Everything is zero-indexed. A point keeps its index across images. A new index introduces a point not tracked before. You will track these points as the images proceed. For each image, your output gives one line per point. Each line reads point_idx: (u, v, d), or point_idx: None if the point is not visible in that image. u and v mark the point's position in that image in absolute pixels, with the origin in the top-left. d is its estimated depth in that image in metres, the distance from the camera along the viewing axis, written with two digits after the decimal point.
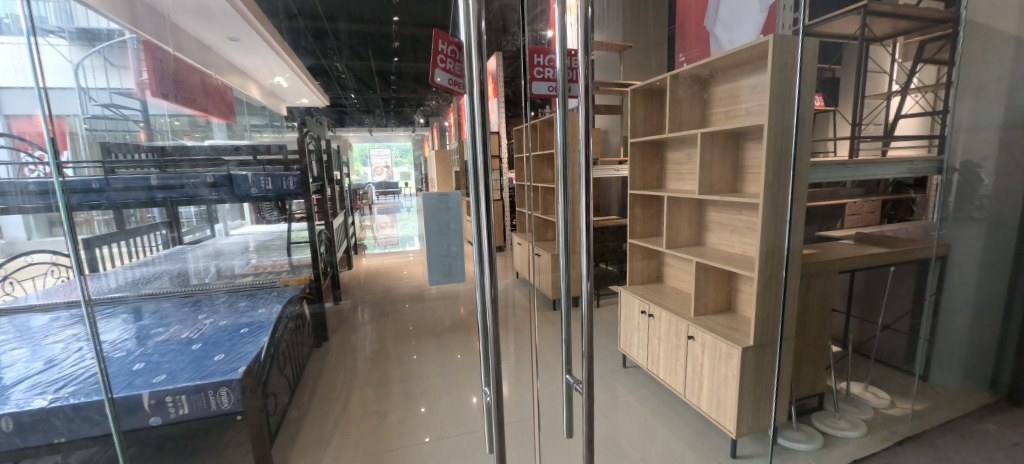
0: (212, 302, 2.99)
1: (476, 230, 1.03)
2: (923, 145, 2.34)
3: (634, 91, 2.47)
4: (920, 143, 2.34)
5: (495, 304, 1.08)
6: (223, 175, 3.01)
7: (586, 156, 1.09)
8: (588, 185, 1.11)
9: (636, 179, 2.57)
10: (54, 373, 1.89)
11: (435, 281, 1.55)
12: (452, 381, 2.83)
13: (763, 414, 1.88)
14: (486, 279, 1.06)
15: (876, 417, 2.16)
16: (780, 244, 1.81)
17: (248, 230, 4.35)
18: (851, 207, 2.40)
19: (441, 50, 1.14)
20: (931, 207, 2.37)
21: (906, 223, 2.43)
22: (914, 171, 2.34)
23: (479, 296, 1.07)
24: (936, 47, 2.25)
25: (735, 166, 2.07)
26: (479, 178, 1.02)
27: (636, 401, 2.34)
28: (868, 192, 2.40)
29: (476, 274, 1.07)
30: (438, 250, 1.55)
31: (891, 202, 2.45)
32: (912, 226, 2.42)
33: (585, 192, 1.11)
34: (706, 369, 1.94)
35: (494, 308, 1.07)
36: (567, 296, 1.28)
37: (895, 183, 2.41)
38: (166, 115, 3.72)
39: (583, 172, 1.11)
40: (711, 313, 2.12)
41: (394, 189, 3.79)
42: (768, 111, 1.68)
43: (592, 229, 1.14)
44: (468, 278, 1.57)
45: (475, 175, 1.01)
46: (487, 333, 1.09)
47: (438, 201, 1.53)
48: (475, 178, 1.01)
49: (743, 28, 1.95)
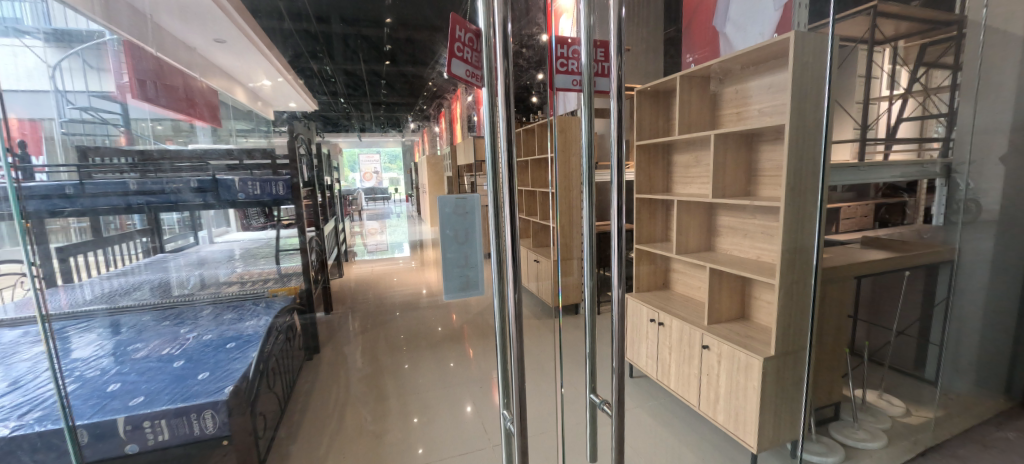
0: (196, 315, 2.81)
1: (495, 240, 0.94)
2: (916, 147, 2.20)
3: (641, 93, 2.40)
4: (913, 146, 2.20)
5: (518, 316, 0.99)
6: (210, 179, 2.91)
7: (617, 157, 1.01)
8: (619, 187, 1.02)
9: (643, 182, 2.50)
10: (18, 396, 1.71)
11: (452, 293, 1.49)
12: (450, 394, 2.69)
13: (784, 428, 1.81)
14: (508, 290, 0.95)
15: (894, 428, 2.10)
16: (801, 250, 1.74)
17: (233, 238, 4.36)
18: (845, 211, 2.22)
19: (458, 38, 1.01)
20: (922, 210, 2.24)
21: (900, 227, 2.26)
22: (908, 175, 2.23)
23: (498, 310, 0.97)
24: (940, 49, 2.17)
25: (748, 168, 1.99)
26: (502, 179, 0.92)
27: (645, 412, 2.24)
28: (861, 196, 2.22)
29: (494, 283, 0.97)
30: (454, 260, 1.45)
31: (885, 206, 2.26)
32: (906, 230, 2.27)
33: (617, 194, 1.02)
34: (723, 381, 1.86)
35: (515, 323, 0.97)
36: (589, 306, 1.19)
37: (888, 186, 2.24)
38: (148, 120, 3.65)
39: (613, 175, 1.02)
40: (725, 321, 2.04)
41: (382, 194, 3.84)
42: (791, 113, 1.61)
43: (622, 236, 1.05)
44: (485, 290, 1.49)
45: (498, 175, 0.91)
46: (510, 352, 0.99)
47: (455, 204, 1.40)
48: (495, 180, 0.92)
49: (756, 27, 1.87)
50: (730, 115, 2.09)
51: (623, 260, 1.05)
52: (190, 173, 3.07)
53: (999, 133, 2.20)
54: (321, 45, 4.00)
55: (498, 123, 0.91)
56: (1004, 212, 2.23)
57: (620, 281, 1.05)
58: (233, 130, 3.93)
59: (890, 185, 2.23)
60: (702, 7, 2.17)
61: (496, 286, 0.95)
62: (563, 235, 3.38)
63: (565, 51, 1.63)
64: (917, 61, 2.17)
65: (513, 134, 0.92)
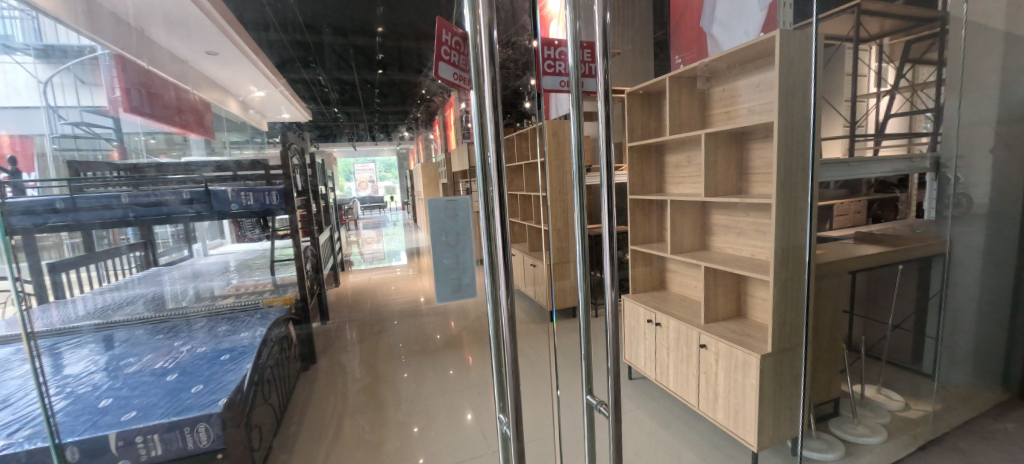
0: (189, 328, 2.79)
1: (486, 243, 0.93)
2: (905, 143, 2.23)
3: (632, 95, 2.43)
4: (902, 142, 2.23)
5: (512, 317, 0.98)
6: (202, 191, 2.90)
7: (608, 160, 1.02)
8: (609, 191, 1.02)
9: (635, 183, 2.52)
10: (8, 415, 1.69)
11: (445, 297, 1.48)
12: (449, 401, 2.67)
13: (784, 425, 1.80)
14: (501, 293, 0.95)
15: (894, 422, 2.10)
16: (796, 246, 1.75)
17: (226, 251, 3.84)
18: (839, 207, 2.19)
19: (444, 42, 1.02)
20: (914, 205, 2.26)
21: (893, 222, 2.27)
22: (896, 170, 2.24)
23: (492, 311, 0.96)
24: (924, 46, 2.19)
25: (740, 166, 2.00)
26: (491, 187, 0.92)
27: (645, 413, 2.23)
28: (853, 192, 2.20)
29: (486, 285, 0.96)
30: (447, 263, 1.45)
31: (878, 201, 2.26)
32: (900, 225, 2.28)
33: (608, 195, 1.03)
34: (722, 380, 1.85)
35: (509, 323, 0.96)
36: (583, 308, 1.19)
37: (879, 182, 2.24)
38: (139, 133, 3.59)
39: (602, 176, 1.02)
40: (721, 320, 2.04)
41: (377, 203, 3.29)
42: (778, 111, 1.63)
43: (615, 237, 1.05)
44: (479, 293, 1.48)
45: (487, 180, 0.91)
46: (503, 354, 0.98)
47: (446, 206, 1.43)
48: (486, 185, 0.92)
49: (743, 26, 1.89)
50: (720, 115, 2.11)
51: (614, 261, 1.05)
52: (183, 185, 3.05)
53: (987, 125, 2.22)
54: (313, 53, 3.75)
55: (486, 130, 0.91)
56: (994, 205, 2.25)
57: (612, 282, 1.06)
58: (225, 141, 3.47)
59: (881, 180, 2.25)
60: (690, 8, 2.17)
61: (491, 288, 0.95)
62: (558, 239, 3.39)
63: (552, 53, 1.69)
64: (903, 58, 2.22)
65: (500, 139, 0.91)
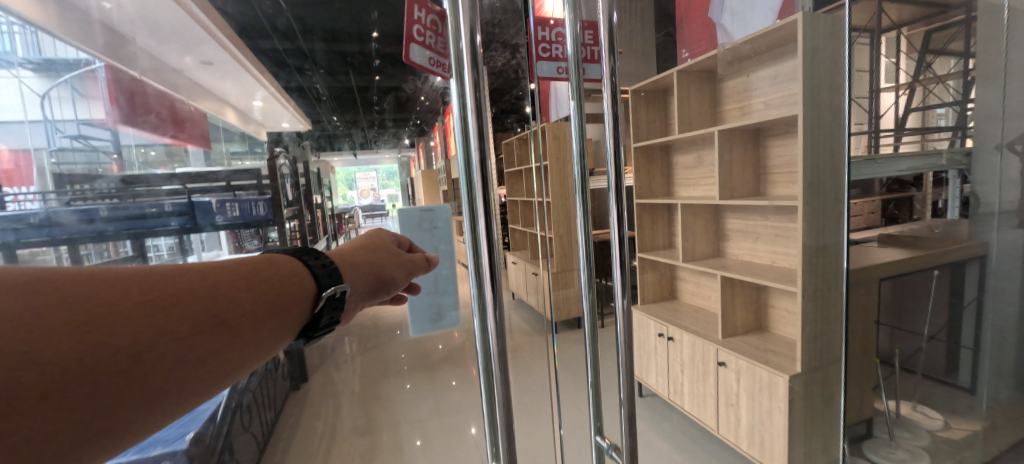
0: None
1: (471, 250, 0.77)
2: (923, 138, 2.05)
3: (635, 92, 2.28)
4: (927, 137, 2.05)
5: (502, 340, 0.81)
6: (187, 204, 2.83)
7: (616, 154, 0.85)
8: (619, 190, 0.86)
9: (642, 187, 2.36)
10: None
11: (422, 329, 1.47)
12: (448, 422, 2.53)
13: (815, 451, 1.63)
14: (490, 310, 0.77)
15: (934, 445, 1.95)
16: (825, 253, 1.58)
17: None
18: None
19: (418, 19, 0.86)
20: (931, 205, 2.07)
21: (912, 224, 2.07)
22: (913, 168, 2.05)
23: (479, 335, 0.78)
24: (947, 36, 2.05)
25: (757, 165, 1.84)
26: (475, 184, 0.75)
27: (658, 435, 2.06)
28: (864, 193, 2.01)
29: (472, 300, 0.79)
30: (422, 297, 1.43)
31: (892, 201, 2.08)
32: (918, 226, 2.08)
33: (617, 193, 0.86)
34: (744, 399, 1.67)
35: (497, 346, 0.79)
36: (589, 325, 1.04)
37: (893, 182, 2.06)
38: (136, 144, 2.94)
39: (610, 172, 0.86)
40: (740, 334, 1.87)
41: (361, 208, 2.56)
42: (802, 104, 1.47)
43: (626, 241, 0.89)
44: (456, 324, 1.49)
45: (470, 177, 0.74)
46: (493, 386, 0.80)
47: (420, 216, 1.30)
48: (470, 182, 0.75)
49: (756, 16, 1.71)
50: (733, 111, 1.96)
51: (623, 268, 0.90)
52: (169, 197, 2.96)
53: None
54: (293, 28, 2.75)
55: (468, 116, 0.74)
56: None
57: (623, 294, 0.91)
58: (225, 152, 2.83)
59: (896, 179, 2.06)
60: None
61: (477, 305, 0.78)
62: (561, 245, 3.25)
63: (548, 34, 1.52)
64: (923, 48, 2.07)
65: (485, 126, 0.75)
